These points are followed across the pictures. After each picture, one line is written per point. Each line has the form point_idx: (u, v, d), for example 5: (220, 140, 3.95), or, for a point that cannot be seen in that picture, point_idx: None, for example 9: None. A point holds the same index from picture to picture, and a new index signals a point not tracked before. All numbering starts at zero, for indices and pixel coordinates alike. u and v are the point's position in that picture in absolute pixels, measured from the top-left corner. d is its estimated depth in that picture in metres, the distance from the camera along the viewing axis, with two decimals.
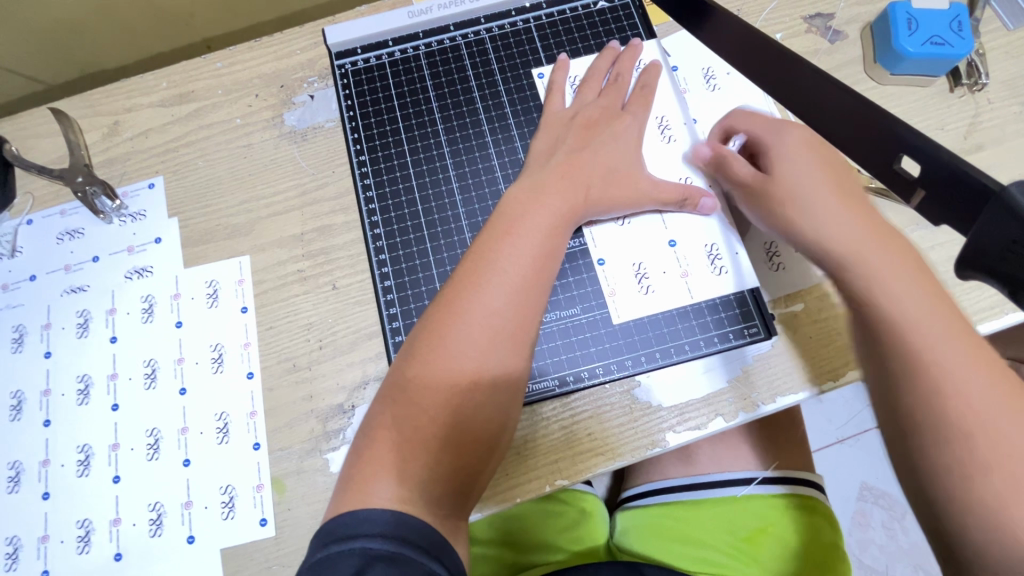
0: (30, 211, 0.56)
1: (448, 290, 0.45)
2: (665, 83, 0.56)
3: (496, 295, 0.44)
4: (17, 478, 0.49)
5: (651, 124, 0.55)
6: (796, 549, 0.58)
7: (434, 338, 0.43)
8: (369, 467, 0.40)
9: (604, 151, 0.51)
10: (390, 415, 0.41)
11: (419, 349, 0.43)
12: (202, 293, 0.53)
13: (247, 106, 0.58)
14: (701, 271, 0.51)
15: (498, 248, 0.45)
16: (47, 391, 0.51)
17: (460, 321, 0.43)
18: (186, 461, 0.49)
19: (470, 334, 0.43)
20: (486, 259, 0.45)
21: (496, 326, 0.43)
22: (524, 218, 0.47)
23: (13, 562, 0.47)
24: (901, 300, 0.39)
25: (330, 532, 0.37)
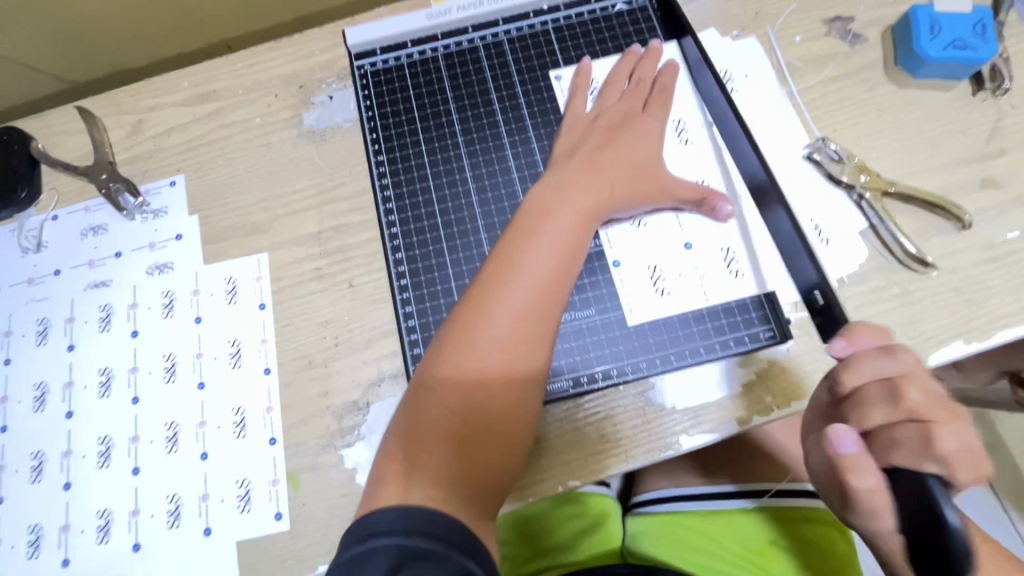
0: (56, 207, 0.58)
1: (474, 290, 0.45)
2: (683, 87, 0.56)
3: (521, 294, 0.44)
4: (40, 467, 0.50)
5: (668, 127, 0.54)
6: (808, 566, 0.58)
7: (460, 338, 0.43)
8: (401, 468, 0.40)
9: (623, 151, 0.51)
10: (418, 415, 0.42)
11: (446, 351, 0.43)
12: (222, 289, 0.54)
13: (267, 106, 0.59)
14: (717, 274, 0.50)
15: (525, 249, 0.45)
16: (70, 383, 0.52)
17: (487, 323, 0.43)
18: (204, 454, 0.49)
19: (496, 334, 0.43)
20: (511, 258, 0.45)
21: (521, 325, 0.43)
22: (549, 217, 0.47)
23: (36, 550, 0.48)
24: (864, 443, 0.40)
25: (361, 528, 0.37)
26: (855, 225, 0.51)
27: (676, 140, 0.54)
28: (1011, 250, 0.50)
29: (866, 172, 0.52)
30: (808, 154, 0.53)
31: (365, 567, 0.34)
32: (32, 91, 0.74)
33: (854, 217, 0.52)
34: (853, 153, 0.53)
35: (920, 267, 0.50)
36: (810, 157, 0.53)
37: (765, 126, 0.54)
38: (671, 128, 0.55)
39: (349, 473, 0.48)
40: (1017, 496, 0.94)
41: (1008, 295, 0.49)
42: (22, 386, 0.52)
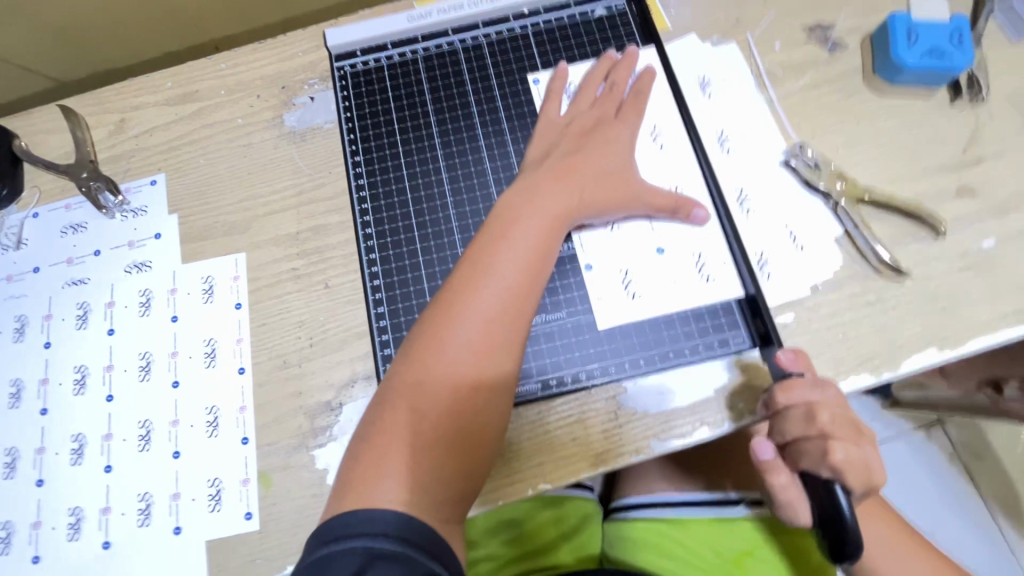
0: (37, 204, 0.58)
1: (446, 293, 0.45)
2: (659, 93, 0.56)
3: (493, 296, 0.44)
4: (14, 464, 0.50)
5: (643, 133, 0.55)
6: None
7: (432, 340, 0.43)
8: (370, 470, 0.40)
9: (597, 155, 0.51)
10: (388, 418, 0.42)
11: (418, 355, 0.43)
12: (198, 288, 0.54)
13: (249, 106, 0.60)
14: (689, 278, 0.50)
15: (498, 252, 0.46)
16: (46, 380, 0.52)
17: (459, 326, 0.43)
18: (176, 453, 0.49)
19: (468, 336, 0.43)
20: (484, 261, 0.45)
21: (493, 327, 0.44)
22: (522, 220, 0.47)
23: (6, 546, 0.48)
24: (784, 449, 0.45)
25: (328, 531, 0.37)
26: (830, 232, 0.51)
27: (651, 145, 0.54)
28: (986, 259, 0.50)
29: (843, 179, 0.52)
30: (785, 161, 0.53)
31: (336, 566, 0.34)
32: (17, 90, 0.74)
33: (829, 224, 0.52)
34: (829, 160, 0.54)
35: (894, 275, 0.50)
36: (787, 164, 0.53)
37: (741, 132, 0.55)
38: (646, 133, 0.55)
39: (320, 473, 0.48)
40: (1005, 505, 0.94)
41: (981, 304, 0.49)
42: None
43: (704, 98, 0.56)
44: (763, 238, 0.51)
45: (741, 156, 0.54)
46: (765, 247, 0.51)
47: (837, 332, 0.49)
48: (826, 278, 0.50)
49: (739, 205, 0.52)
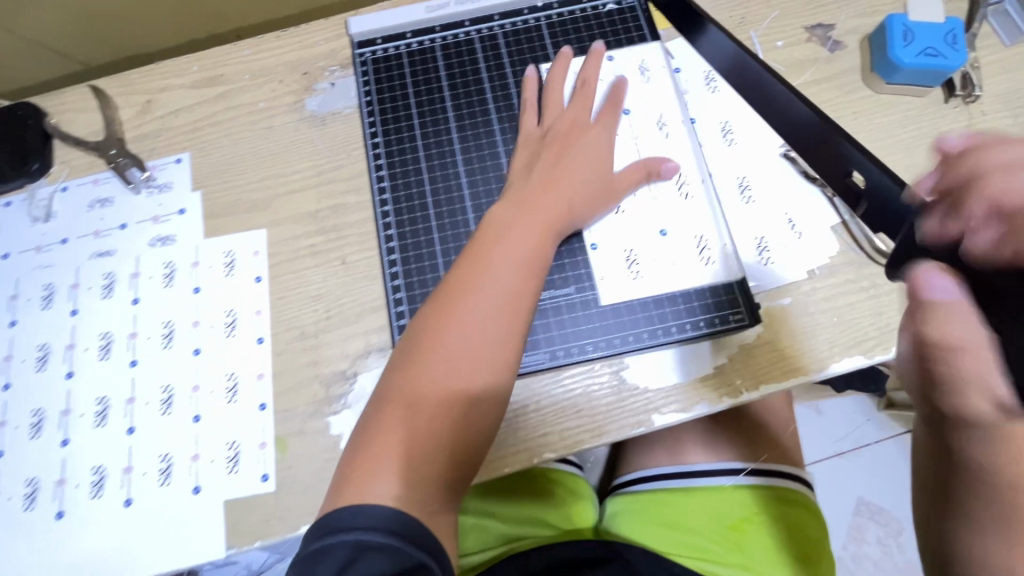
0: (65, 179, 0.60)
1: (438, 302, 0.47)
2: (643, 89, 0.58)
3: (484, 298, 0.46)
4: (40, 424, 0.52)
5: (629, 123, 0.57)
6: (782, 541, 0.60)
7: (424, 347, 0.45)
8: (364, 468, 0.42)
9: (582, 162, 0.54)
10: (385, 413, 0.44)
11: (411, 360, 0.45)
12: (220, 262, 0.56)
13: (271, 91, 0.62)
14: (691, 258, 0.53)
15: (487, 264, 0.48)
16: (72, 345, 0.54)
17: (450, 333, 0.45)
18: (197, 417, 0.52)
19: (458, 342, 0.45)
20: (474, 272, 0.47)
21: (485, 327, 0.46)
22: (512, 228, 0.50)
23: (32, 502, 0.50)
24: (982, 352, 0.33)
25: (323, 525, 0.39)
26: (827, 219, 0.53)
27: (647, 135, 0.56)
28: None
29: None
30: (785, 151, 0.55)
31: (323, 564, 0.37)
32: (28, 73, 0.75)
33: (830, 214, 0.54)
34: None
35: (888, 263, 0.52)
36: (787, 155, 0.55)
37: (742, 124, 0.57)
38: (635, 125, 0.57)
39: (334, 439, 0.50)
40: None
41: None
42: (25, 347, 0.55)
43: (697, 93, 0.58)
44: (763, 224, 0.53)
45: (743, 146, 0.56)
46: (764, 232, 0.53)
47: (833, 316, 0.51)
48: (824, 261, 0.52)
49: (740, 193, 0.55)
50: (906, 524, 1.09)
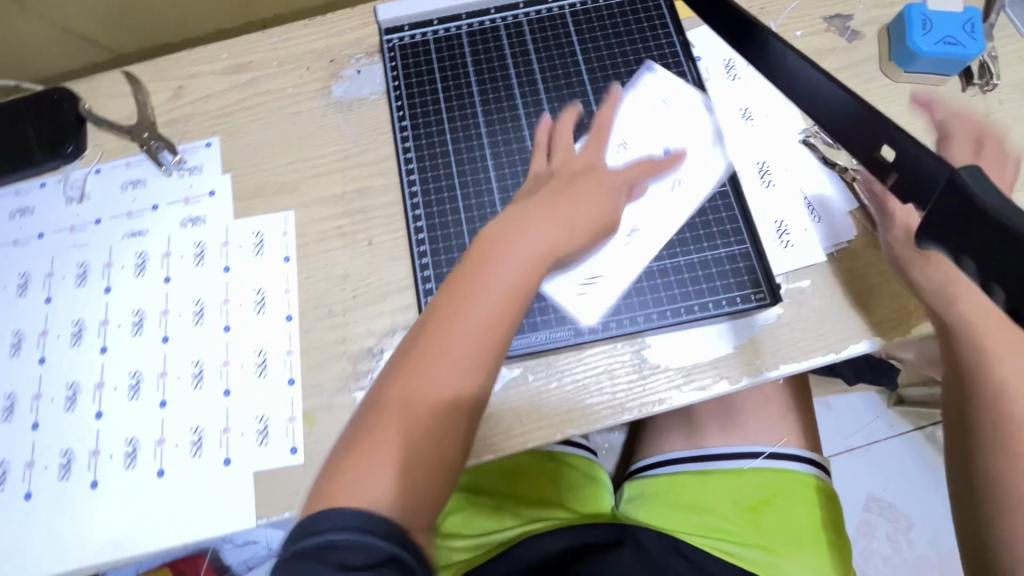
0: (98, 161, 0.62)
1: (434, 316, 0.44)
2: (641, 113, 0.57)
3: (476, 318, 0.43)
4: (74, 397, 0.54)
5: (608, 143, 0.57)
6: (799, 521, 0.62)
7: (417, 361, 0.42)
8: (345, 479, 0.39)
9: (590, 186, 0.50)
10: (365, 430, 0.41)
11: (402, 374, 0.42)
12: (250, 242, 0.58)
13: (299, 78, 0.64)
14: (711, 240, 0.54)
15: (483, 275, 0.45)
16: (105, 321, 0.56)
17: (443, 348, 0.42)
18: (227, 391, 0.53)
19: (450, 358, 0.42)
20: (471, 284, 0.44)
21: (473, 349, 0.43)
22: (513, 243, 0.45)
23: (67, 472, 0.52)
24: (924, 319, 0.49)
25: (300, 527, 0.36)
26: (846, 204, 0.54)
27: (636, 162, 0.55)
28: None
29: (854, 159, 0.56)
30: (803, 138, 0.56)
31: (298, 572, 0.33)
32: (36, 70, 0.74)
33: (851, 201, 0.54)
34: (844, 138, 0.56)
35: None
36: (806, 140, 0.56)
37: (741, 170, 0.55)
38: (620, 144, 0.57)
39: None
40: None
41: None
42: (60, 322, 0.56)
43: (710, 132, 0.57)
44: (782, 208, 0.54)
45: (763, 131, 0.57)
46: (784, 216, 0.54)
47: (852, 297, 0.52)
48: (842, 243, 0.53)
49: (760, 177, 0.56)
50: (916, 520, 1.09)
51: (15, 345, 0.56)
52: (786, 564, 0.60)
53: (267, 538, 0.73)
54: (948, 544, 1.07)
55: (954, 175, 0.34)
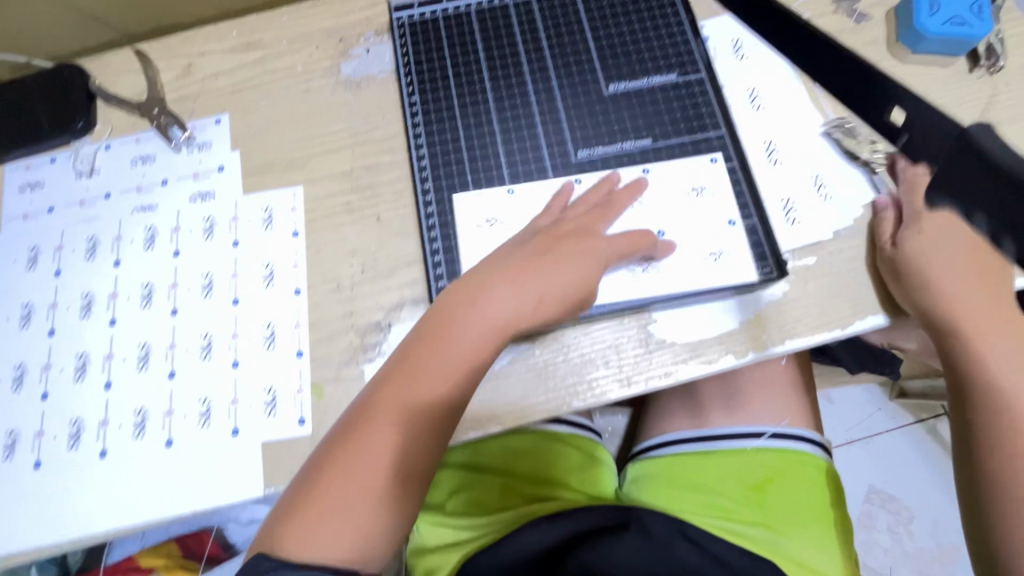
0: (108, 137, 0.62)
1: (389, 379, 0.47)
2: (658, 186, 0.54)
3: (447, 366, 0.47)
4: (84, 367, 0.54)
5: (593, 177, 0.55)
6: (801, 499, 0.63)
7: (366, 423, 0.46)
8: (295, 530, 0.43)
9: (571, 249, 0.50)
10: (335, 449, 0.45)
11: (352, 435, 0.45)
12: (259, 217, 0.58)
13: (308, 56, 0.64)
14: (720, 220, 0.53)
15: (437, 347, 0.47)
16: (115, 294, 0.56)
17: (392, 415, 0.46)
18: (236, 363, 0.53)
19: (396, 424, 0.46)
20: (425, 354, 0.47)
21: (439, 394, 0.46)
22: (480, 305, 0.48)
23: (75, 441, 0.52)
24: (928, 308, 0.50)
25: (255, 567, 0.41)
26: (854, 182, 0.54)
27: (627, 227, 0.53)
28: None
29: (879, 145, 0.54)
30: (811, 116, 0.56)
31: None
32: None
33: (862, 181, 0.54)
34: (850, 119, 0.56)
35: None
36: (814, 119, 0.56)
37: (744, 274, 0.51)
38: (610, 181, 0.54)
39: None
40: None
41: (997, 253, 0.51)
42: (70, 294, 0.57)
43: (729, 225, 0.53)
44: (789, 186, 0.55)
45: (771, 111, 0.57)
46: (790, 194, 0.54)
47: (858, 275, 0.52)
48: (848, 221, 0.53)
49: (767, 155, 0.56)
50: (917, 512, 1.09)
51: (25, 318, 0.56)
52: (789, 541, 0.61)
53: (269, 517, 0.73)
54: (949, 537, 1.06)
55: (964, 132, 0.28)
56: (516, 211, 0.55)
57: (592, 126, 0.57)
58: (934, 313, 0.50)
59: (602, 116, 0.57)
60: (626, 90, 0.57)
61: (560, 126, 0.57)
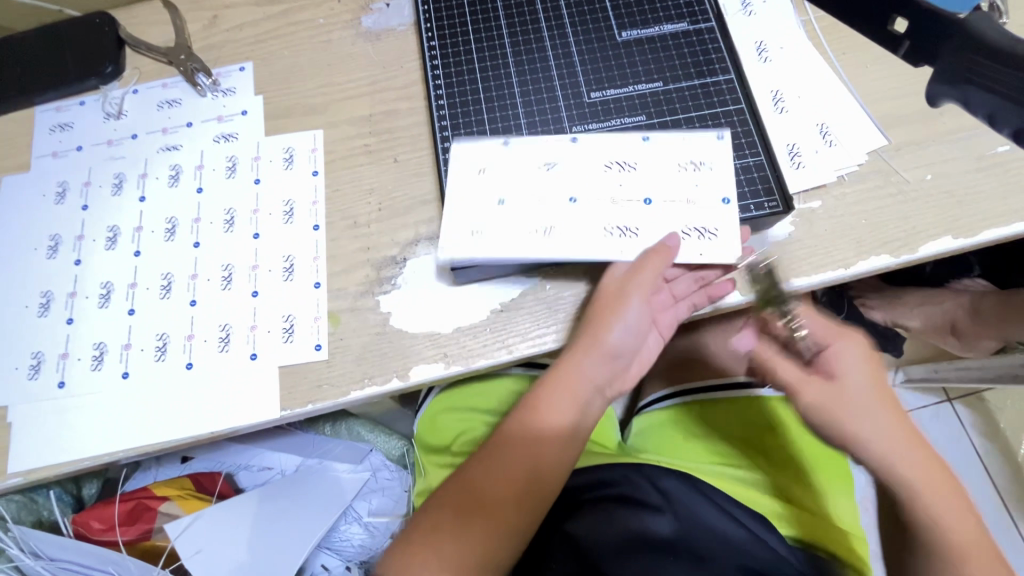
0: (136, 82, 0.64)
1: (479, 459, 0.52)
2: (653, 154, 0.53)
3: (556, 449, 0.51)
4: (108, 295, 0.56)
5: (587, 139, 0.54)
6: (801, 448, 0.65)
7: (462, 504, 0.49)
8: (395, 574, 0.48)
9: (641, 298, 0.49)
10: (428, 529, 0.49)
11: (447, 515, 0.49)
12: (280, 157, 0.60)
13: (330, 9, 0.65)
14: (721, 152, 0.53)
15: (520, 432, 0.52)
16: (139, 228, 0.58)
17: (483, 496, 0.50)
18: (255, 292, 0.55)
19: (488, 503, 0.49)
20: (512, 439, 0.52)
21: (526, 482, 0.50)
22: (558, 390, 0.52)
23: (100, 362, 0.54)
24: (860, 394, 0.50)
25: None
26: (863, 129, 0.56)
27: (615, 194, 0.52)
28: (1001, 161, 0.53)
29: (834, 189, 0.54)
30: (822, 68, 0.58)
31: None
32: None
33: (870, 127, 0.55)
34: (861, 72, 0.57)
35: (913, 172, 0.54)
36: (825, 70, 0.58)
37: (727, 250, 0.50)
38: (607, 140, 0.54)
39: (384, 316, 0.54)
40: (1003, 463, 1.04)
41: (997, 198, 0.53)
42: (97, 227, 0.59)
43: (721, 202, 0.51)
44: (796, 132, 0.56)
45: (780, 62, 0.58)
46: (796, 139, 0.56)
47: (862, 219, 0.53)
48: (854, 166, 0.55)
49: (774, 104, 0.57)
50: None
51: (53, 248, 0.58)
52: (785, 485, 0.63)
53: (283, 465, 0.74)
54: None
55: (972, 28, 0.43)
56: (507, 166, 0.54)
57: (604, 69, 0.58)
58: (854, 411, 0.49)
59: (615, 60, 0.59)
60: (639, 36, 0.59)
61: (573, 70, 0.59)
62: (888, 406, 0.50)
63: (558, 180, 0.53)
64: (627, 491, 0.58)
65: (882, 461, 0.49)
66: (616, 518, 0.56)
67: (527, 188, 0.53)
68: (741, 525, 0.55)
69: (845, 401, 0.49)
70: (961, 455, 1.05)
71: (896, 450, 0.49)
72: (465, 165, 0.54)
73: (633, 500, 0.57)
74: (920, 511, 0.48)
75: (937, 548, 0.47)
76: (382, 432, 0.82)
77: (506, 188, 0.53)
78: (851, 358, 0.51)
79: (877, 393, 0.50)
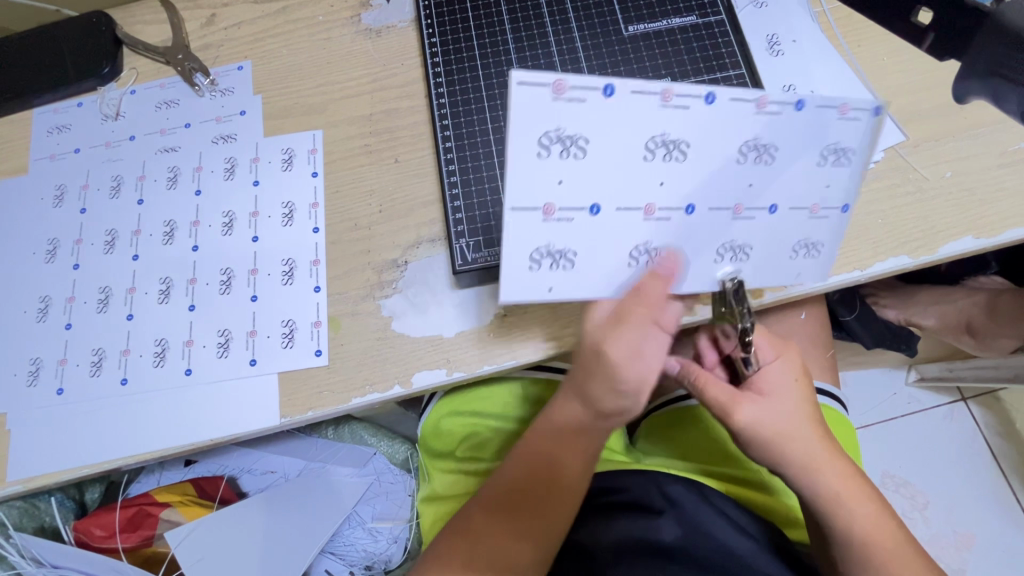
0: (134, 83, 0.63)
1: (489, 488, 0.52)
2: None
3: (573, 476, 0.51)
4: (106, 300, 0.55)
5: (725, 102, 0.40)
6: None
7: (471, 530, 0.51)
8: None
9: (624, 355, 0.44)
10: (441, 554, 0.51)
11: (456, 542, 0.51)
12: (279, 157, 0.58)
13: (329, 6, 0.63)
14: (864, 150, 0.43)
15: (530, 463, 0.51)
16: (138, 231, 0.57)
17: (492, 523, 0.50)
18: (254, 297, 0.54)
19: (499, 529, 0.50)
20: (520, 470, 0.51)
21: (541, 507, 0.50)
22: (562, 427, 0.50)
23: (98, 368, 0.53)
24: (779, 413, 0.49)
25: None
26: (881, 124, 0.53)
27: (742, 195, 0.43)
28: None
29: None
30: (840, 63, 0.56)
31: None
32: None
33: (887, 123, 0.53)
34: (876, 66, 0.55)
35: (932, 169, 0.52)
36: (842, 65, 0.56)
37: (823, 272, 0.48)
38: (751, 107, 0.40)
39: (386, 320, 0.52)
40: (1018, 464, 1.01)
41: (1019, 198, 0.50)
42: (96, 231, 0.58)
43: (843, 210, 0.45)
44: None
45: (794, 57, 0.56)
46: None
47: (879, 217, 0.51)
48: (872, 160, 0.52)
49: None
50: (931, 498, 1.00)
51: (51, 252, 0.58)
52: None
53: (285, 469, 0.74)
54: (963, 522, 0.99)
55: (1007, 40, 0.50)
56: None
57: (611, 65, 0.57)
58: (780, 429, 0.49)
59: (620, 56, 0.57)
60: (646, 31, 0.58)
61: (579, 66, 0.57)
62: (811, 424, 0.50)
63: (677, 171, 0.41)
64: (636, 497, 0.57)
65: (799, 479, 0.50)
66: (620, 526, 0.55)
67: (636, 185, 0.41)
68: (747, 536, 0.54)
69: (772, 423, 0.49)
70: (977, 455, 1.03)
71: (809, 466, 0.49)
72: (546, 132, 0.39)
73: (640, 508, 0.56)
74: (836, 520, 0.49)
75: (852, 547, 0.49)
76: (386, 436, 0.80)
77: (602, 189, 0.41)
78: (777, 376, 0.51)
79: (796, 410, 0.50)
